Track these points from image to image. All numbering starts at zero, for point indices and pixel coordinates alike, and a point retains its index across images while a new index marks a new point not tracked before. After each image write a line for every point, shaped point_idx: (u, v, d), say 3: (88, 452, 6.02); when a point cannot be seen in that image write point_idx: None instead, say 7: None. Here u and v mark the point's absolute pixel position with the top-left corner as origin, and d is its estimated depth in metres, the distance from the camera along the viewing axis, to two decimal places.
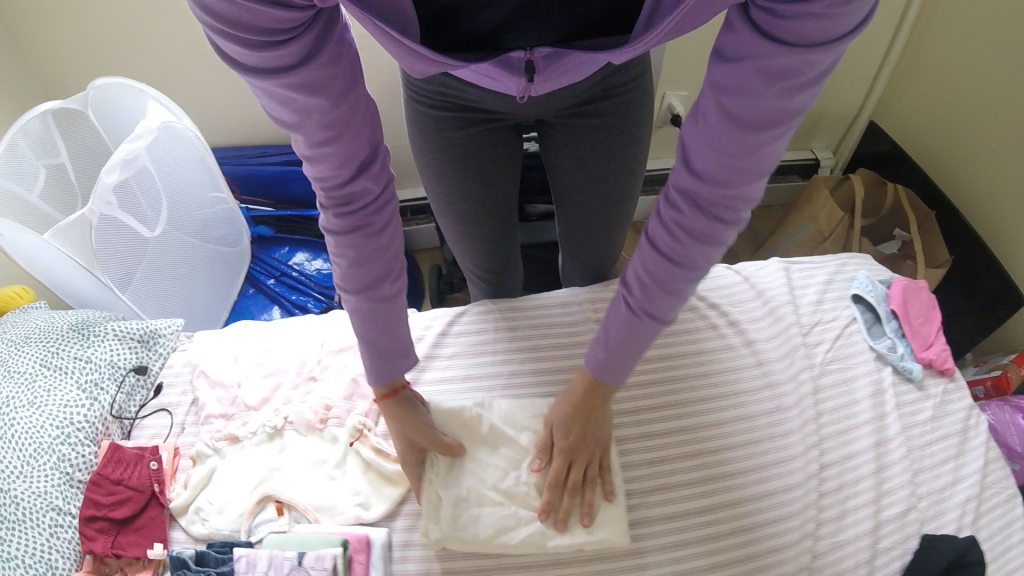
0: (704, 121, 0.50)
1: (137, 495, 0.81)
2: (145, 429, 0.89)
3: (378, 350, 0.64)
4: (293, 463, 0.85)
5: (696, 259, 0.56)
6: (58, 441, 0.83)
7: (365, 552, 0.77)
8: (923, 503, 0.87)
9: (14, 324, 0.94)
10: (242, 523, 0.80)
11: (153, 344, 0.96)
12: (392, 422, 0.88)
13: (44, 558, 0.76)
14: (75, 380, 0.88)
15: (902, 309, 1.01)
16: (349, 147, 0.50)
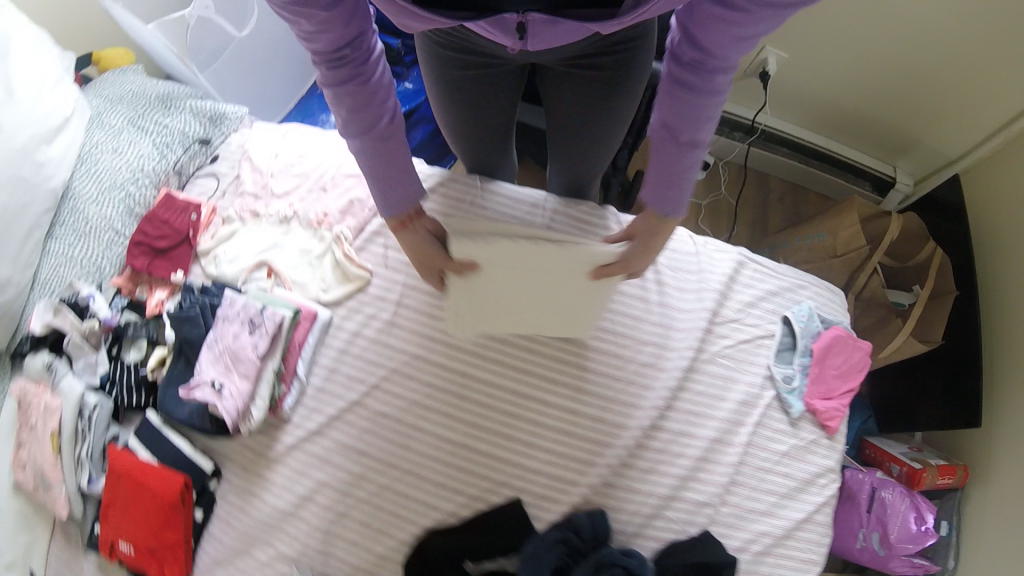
0: (701, 12, 0.58)
1: (175, 235, 1.19)
2: (197, 186, 1.27)
3: (379, 183, 0.77)
4: (289, 246, 1.19)
5: (686, 164, 0.70)
6: (127, 181, 1.19)
7: (311, 321, 1.11)
8: (727, 505, 1.09)
9: (115, 82, 1.28)
10: (242, 274, 1.17)
11: (219, 123, 1.30)
12: (366, 240, 1.18)
13: (101, 263, 1.17)
14: (151, 141, 1.23)
15: (819, 351, 1.15)
16: (341, 32, 0.63)
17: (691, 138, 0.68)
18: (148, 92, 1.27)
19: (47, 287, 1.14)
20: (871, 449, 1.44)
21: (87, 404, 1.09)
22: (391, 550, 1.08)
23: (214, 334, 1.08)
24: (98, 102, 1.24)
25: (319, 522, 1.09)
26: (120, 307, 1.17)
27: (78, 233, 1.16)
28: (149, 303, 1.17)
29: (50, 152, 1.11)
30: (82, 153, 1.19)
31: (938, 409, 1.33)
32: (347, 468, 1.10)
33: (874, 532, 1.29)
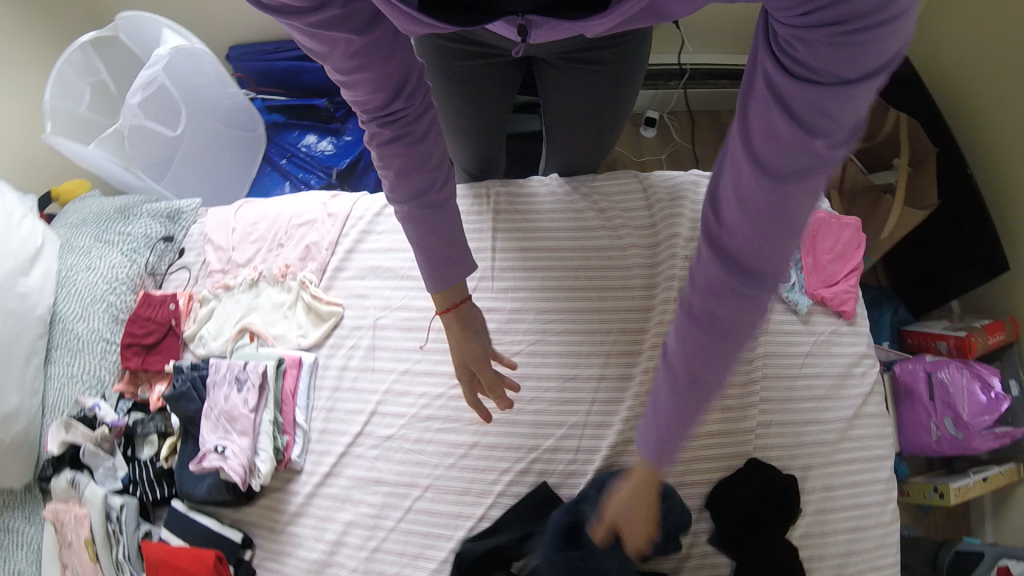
0: (753, 125, 0.38)
1: (160, 328, 1.24)
2: (173, 280, 1.34)
3: (434, 272, 0.72)
4: (264, 306, 1.22)
5: (761, 271, 0.41)
6: (106, 294, 1.26)
7: (297, 367, 1.12)
8: (764, 427, 1.02)
9: (75, 209, 1.36)
10: (227, 345, 1.21)
11: (178, 219, 1.37)
12: (333, 277, 1.20)
13: (98, 374, 1.22)
14: (121, 251, 1.30)
15: (806, 242, 1.10)
16: (390, 72, 0.60)
17: (769, 277, 0.41)
18: (108, 207, 1.35)
19: (57, 408, 1.19)
20: (913, 335, 1.24)
21: (113, 507, 1.10)
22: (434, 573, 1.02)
23: (207, 403, 1.07)
24: (67, 230, 1.32)
25: (356, 564, 1.04)
26: (126, 409, 1.20)
27: (73, 351, 1.22)
28: (152, 399, 1.21)
29: (29, 281, 1.18)
30: (62, 278, 1.26)
31: (963, 267, 1.18)
32: (368, 502, 1.07)
33: (946, 418, 1.07)
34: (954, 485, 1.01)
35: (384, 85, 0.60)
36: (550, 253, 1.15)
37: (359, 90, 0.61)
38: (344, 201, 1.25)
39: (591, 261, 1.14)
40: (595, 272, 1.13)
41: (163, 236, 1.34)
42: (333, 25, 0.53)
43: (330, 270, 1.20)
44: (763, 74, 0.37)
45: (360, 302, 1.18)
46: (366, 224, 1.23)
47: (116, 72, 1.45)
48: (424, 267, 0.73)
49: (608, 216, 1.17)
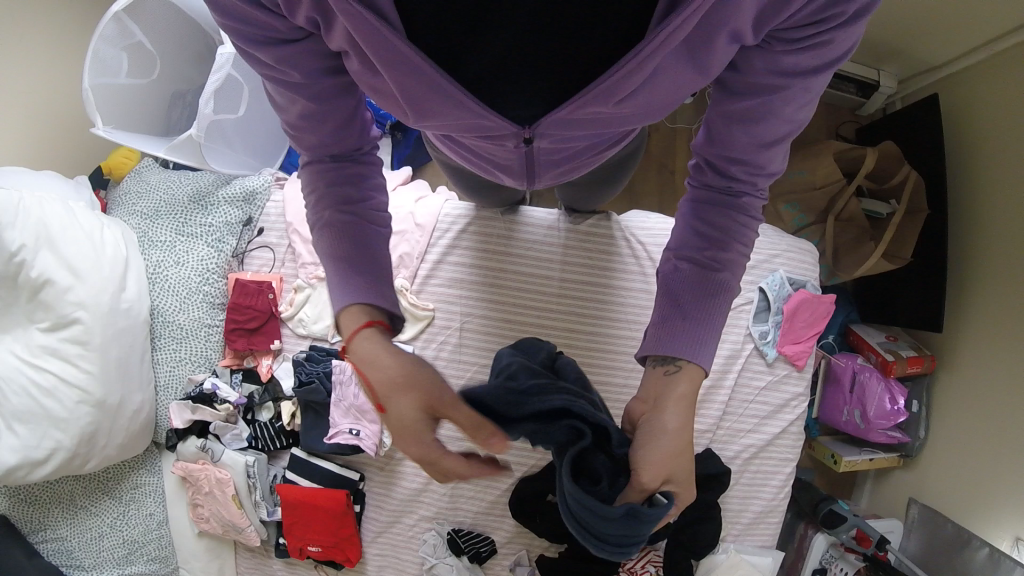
0: (723, 136, 0.58)
1: (262, 314, 1.42)
2: (258, 258, 1.47)
3: (337, 269, 0.66)
4: None
5: (723, 255, 0.62)
6: (202, 284, 1.42)
7: (400, 358, 1.42)
8: (726, 428, 1.40)
9: (138, 196, 1.44)
10: (328, 330, 1.43)
11: (253, 200, 1.48)
12: (423, 282, 1.45)
13: (207, 352, 1.43)
14: (205, 243, 1.43)
15: (789, 310, 1.37)
16: (347, 129, 0.63)
17: (742, 193, 0.61)
18: (180, 195, 1.45)
19: (169, 389, 1.40)
20: (853, 334, 1.62)
21: (250, 464, 1.39)
22: (493, 500, 1.42)
23: (337, 396, 1.38)
24: (140, 221, 1.42)
25: (442, 498, 1.42)
26: (239, 382, 1.43)
27: (177, 340, 1.40)
28: (262, 369, 1.43)
29: (129, 294, 1.31)
30: (151, 276, 1.39)
31: (914, 305, 1.47)
32: None
33: (857, 411, 1.56)
34: (845, 458, 1.57)
35: (330, 130, 0.61)
36: (543, 292, 1.42)
37: (310, 139, 0.62)
38: (435, 202, 1.48)
39: (575, 304, 1.42)
40: (573, 313, 1.41)
41: (242, 220, 1.47)
42: (296, 49, 0.53)
43: (420, 278, 1.44)
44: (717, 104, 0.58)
45: (446, 306, 1.44)
46: (447, 232, 1.45)
47: (148, 29, 1.39)
48: (335, 283, 0.66)
49: (597, 265, 1.42)
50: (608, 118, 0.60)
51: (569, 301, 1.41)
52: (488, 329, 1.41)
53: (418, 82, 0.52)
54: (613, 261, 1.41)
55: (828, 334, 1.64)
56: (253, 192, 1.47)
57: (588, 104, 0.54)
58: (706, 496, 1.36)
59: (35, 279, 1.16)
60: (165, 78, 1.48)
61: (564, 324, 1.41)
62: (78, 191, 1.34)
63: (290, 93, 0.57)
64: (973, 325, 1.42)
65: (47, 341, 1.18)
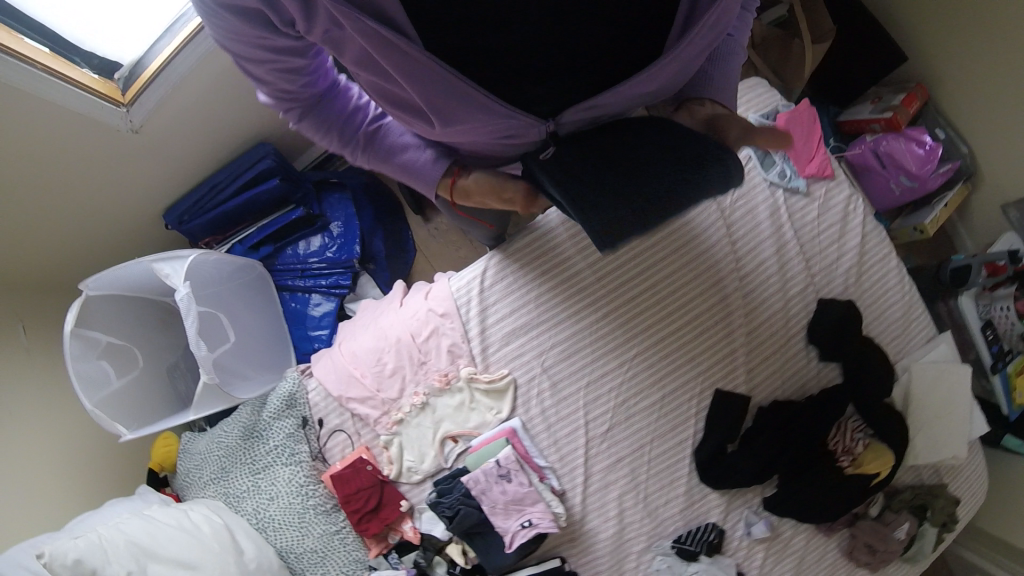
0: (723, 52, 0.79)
1: (374, 489, 1.39)
2: (336, 444, 1.44)
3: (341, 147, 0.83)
4: (445, 413, 1.37)
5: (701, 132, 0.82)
6: (304, 500, 1.40)
7: (515, 433, 1.34)
8: (817, 269, 1.36)
9: (196, 464, 1.41)
10: (439, 458, 1.39)
11: (296, 400, 1.44)
12: (484, 358, 1.36)
13: (351, 552, 1.41)
14: (282, 465, 1.40)
15: (786, 138, 1.35)
16: (320, 101, 0.77)
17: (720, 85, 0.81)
18: (230, 441, 1.40)
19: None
20: (846, 124, 1.62)
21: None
22: (687, 485, 1.37)
23: (487, 504, 1.31)
24: (215, 487, 1.39)
25: (641, 514, 1.37)
26: (398, 559, 1.43)
27: (319, 564, 1.40)
28: (408, 532, 1.43)
29: (250, 554, 1.29)
30: (258, 524, 1.37)
31: (874, 56, 1.49)
32: (622, 476, 1.36)
33: (902, 177, 1.54)
34: (927, 221, 1.54)
35: (311, 101, 0.76)
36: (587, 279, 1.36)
37: (293, 115, 0.76)
38: (438, 286, 1.39)
39: (636, 263, 1.36)
40: (643, 268, 1.35)
41: (299, 423, 1.43)
42: (292, 55, 0.64)
43: (480, 354, 1.35)
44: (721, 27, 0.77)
45: (519, 361, 1.36)
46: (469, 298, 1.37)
47: (105, 329, 1.41)
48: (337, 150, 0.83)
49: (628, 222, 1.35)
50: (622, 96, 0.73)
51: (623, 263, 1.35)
52: (568, 350, 1.36)
53: (424, 79, 0.63)
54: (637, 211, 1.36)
55: (827, 140, 1.62)
56: (292, 394, 1.43)
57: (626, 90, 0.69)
58: (850, 337, 1.32)
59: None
60: (149, 360, 1.52)
61: (637, 291, 1.36)
62: (146, 497, 1.34)
63: (276, 84, 0.69)
64: (928, 36, 1.44)
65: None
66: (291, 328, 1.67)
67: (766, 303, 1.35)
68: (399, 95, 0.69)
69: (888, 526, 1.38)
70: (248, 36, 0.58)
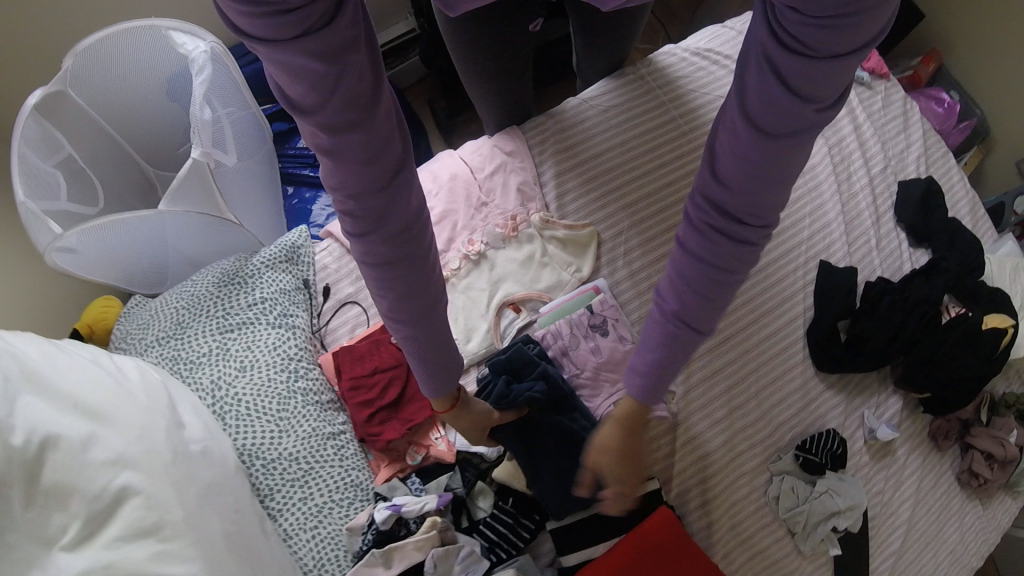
0: (731, 141, 0.52)
1: (398, 369, 1.00)
2: (347, 320, 1.05)
3: (395, 295, 0.57)
4: (510, 272, 1.05)
5: (706, 316, 0.62)
6: (291, 382, 0.97)
7: (601, 292, 1.05)
8: (908, 150, 1.26)
9: (136, 322, 0.97)
10: (494, 336, 1.03)
11: (299, 257, 1.06)
12: (560, 207, 1.10)
13: (349, 472, 0.96)
14: (267, 326, 0.99)
15: None
16: (379, 165, 0.48)
17: (746, 246, 0.57)
18: (199, 289, 0.99)
19: (327, 564, 0.90)
20: None
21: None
22: (805, 379, 1.10)
23: (571, 372, 1.01)
24: (161, 349, 0.94)
25: (756, 418, 1.06)
26: (421, 485, 0.97)
27: (296, 484, 0.93)
28: (438, 445, 1.00)
29: (195, 433, 0.83)
30: (217, 406, 0.92)
31: None
32: (727, 363, 1.08)
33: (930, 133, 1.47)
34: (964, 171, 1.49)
35: (386, 144, 0.48)
36: (625, 170, 1.13)
37: (359, 214, 0.50)
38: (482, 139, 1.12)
39: None
40: None
41: (298, 284, 1.04)
42: (340, 59, 0.41)
43: (554, 200, 1.10)
44: (761, 46, 0.46)
45: (602, 214, 1.10)
46: (514, 151, 1.11)
47: (77, 142, 1.01)
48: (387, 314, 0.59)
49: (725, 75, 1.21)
50: (754, 200, 0.53)
51: (666, 156, 1.15)
52: (662, 201, 1.12)
53: (335, 86, 0.42)
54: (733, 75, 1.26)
55: None
56: (295, 245, 1.05)
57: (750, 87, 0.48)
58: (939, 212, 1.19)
59: (21, 450, 0.66)
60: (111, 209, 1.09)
61: None
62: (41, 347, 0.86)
63: (331, 126, 0.44)
64: None
65: (83, 562, 0.65)
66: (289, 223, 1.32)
67: (853, 179, 1.22)
68: (374, 151, 0.47)
69: (1005, 432, 1.09)
70: (269, 20, 0.37)
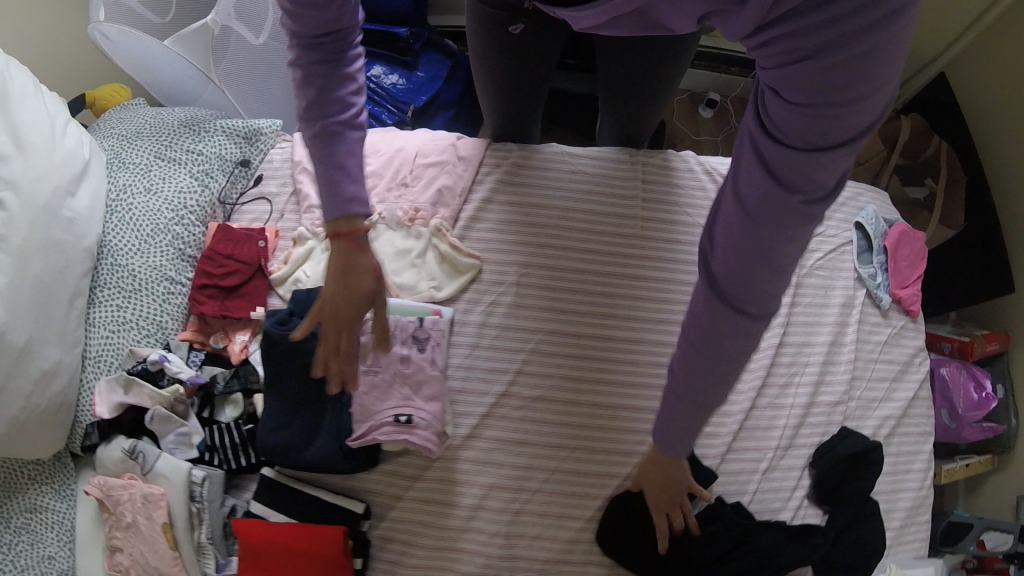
0: (737, 195, 0.50)
1: (244, 269, 1.10)
2: (249, 212, 1.17)
3: (315, 121, 0.65)
4: (382, 250, 1.09)
5: (738, 334, 0.54)
6: (172, 223, 1.12)
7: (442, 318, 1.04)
8: (854, 400, 1.21)
9: (122, 116, 1.19)
10: None
11: (256, 141, 1.20)
12: (466, 227, 1.10)
13: (162, 316, 1.10)
14: (189, 172, 1.14)
15: (892, 247, 1.27)
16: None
17: (760, 305, 0.53)
18: (168, 119, 1.18)
19: (101, 362, 1.07)
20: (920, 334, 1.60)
21: (195, 482, 1.02)
22: (577, 532, 1.03)
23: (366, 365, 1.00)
24: (116, 142, 1.15)
25: (499, 527, 1.02)
26: (198, 362, 1.08)
27: (122, 294, 1.08)
28: (235, 348, 1.09)
29: (76, 204, 1.04)
30: (114, 203, 1.11)
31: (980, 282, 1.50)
32: (512, 463, 1.03)
33: (945, 412, 1.45)
34: (946, 468, 1.46)
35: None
36: (562, 234, 1.11)
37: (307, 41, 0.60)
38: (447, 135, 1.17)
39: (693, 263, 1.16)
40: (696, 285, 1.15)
41: (237, 160, 1.18)
42: None
43: (465, 219, 1.11)
44: (751, 132, 0.47)
45: (499, 257, 1.10)
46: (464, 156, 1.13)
47: None
48: (309, 145, 0.67)
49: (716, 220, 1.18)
50: (772, 239, 0.48)
51: (609, 240, 1.12)
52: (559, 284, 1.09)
53: None
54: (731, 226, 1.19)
55: None
56: (257, 130, 1.19)
57: (755, 122, 0.47)
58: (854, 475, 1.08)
59: None
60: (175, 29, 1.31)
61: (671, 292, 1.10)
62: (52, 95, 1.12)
63: None
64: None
65: None
66: None
67: (788, 393, 1.17)
68: None
69: None
70: None
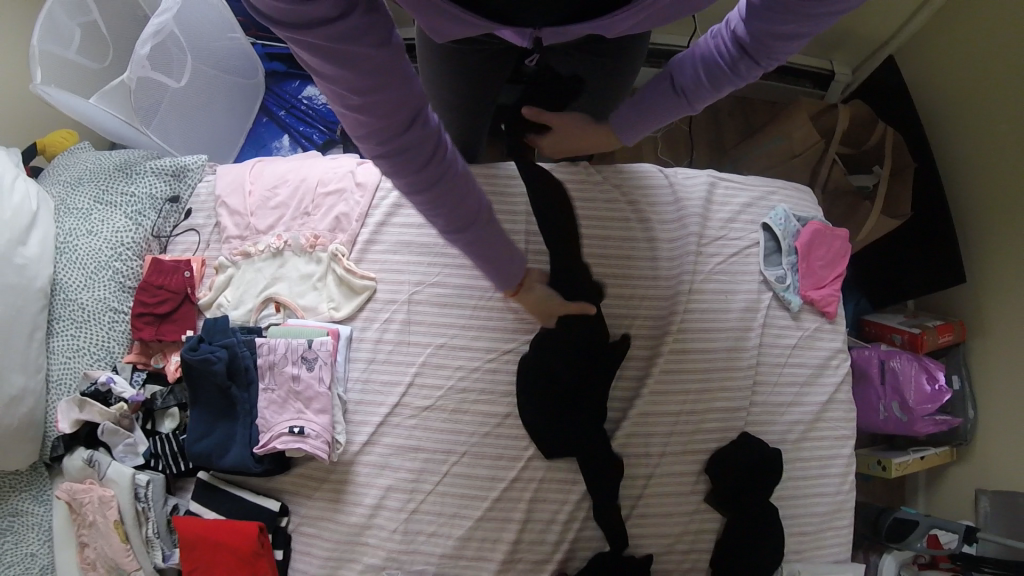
0: (754, 18, 0.57)
1: (173, 297, 1.24)
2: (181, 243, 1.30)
3: (463, 220, 0.61)
4: (287, 275, 1.21)
5: (717, 83, 0.68)
6: (112, 259, 1.26)
7: (337, 338, 1.14)
8: (758, 405, 1.20)
9: (67, 163, 1.34)
10: (251, 315, 1.19)
11: (184, 177, 1.33)
12: (364, 250, 1.19)
13: (109, 342, 1.25)
14: (124, 213, 1.28)
15: (804, 246, 1.25)
16: (405, 109, 0.49)
17: (755, 63, 0.63)
18: (105, 164, 1.32)
19: (62, 384, 1.22)
20: (873, 325, 1.56)
21: (139, 484, 1.18)
22: (470, 531, 1.11)
23: (267, 382, 1.12)
24: (62, 189, 1.30)
25: (396, 525, 1.12)
26: (140, 381, 1.25)
27: (74, 324, 1.23)
28: (169, 368, 1.24)
29: (28, 250, 1.19)
30: (62, 244, 1.25)
31: (929, 276, 1.45)
32: (407, 469, 1.12)
33: (895, 404, 1.40)
34: (895, 462, 1.40)
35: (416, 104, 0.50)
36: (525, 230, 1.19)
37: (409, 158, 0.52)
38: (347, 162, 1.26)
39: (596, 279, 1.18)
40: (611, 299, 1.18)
41: (168, 197, 1.31)
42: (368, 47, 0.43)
43: (361, 243, 1.19)
44: None
45: (394, 278, 1.18)
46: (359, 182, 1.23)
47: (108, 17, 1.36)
48: (440, 227, 0.62)
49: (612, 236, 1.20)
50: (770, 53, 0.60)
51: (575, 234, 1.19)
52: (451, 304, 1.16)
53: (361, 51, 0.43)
54: (630, 241, 1.20)
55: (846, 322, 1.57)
56: (184, 166, 1.32)
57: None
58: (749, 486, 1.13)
59: None
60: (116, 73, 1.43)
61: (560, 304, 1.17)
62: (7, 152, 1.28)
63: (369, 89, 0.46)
64: (985, 292, 1.43)
65: None
66: (247, 147, 1.60)
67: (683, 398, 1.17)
68: (403, 107, 0.48)
69: None
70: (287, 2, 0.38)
